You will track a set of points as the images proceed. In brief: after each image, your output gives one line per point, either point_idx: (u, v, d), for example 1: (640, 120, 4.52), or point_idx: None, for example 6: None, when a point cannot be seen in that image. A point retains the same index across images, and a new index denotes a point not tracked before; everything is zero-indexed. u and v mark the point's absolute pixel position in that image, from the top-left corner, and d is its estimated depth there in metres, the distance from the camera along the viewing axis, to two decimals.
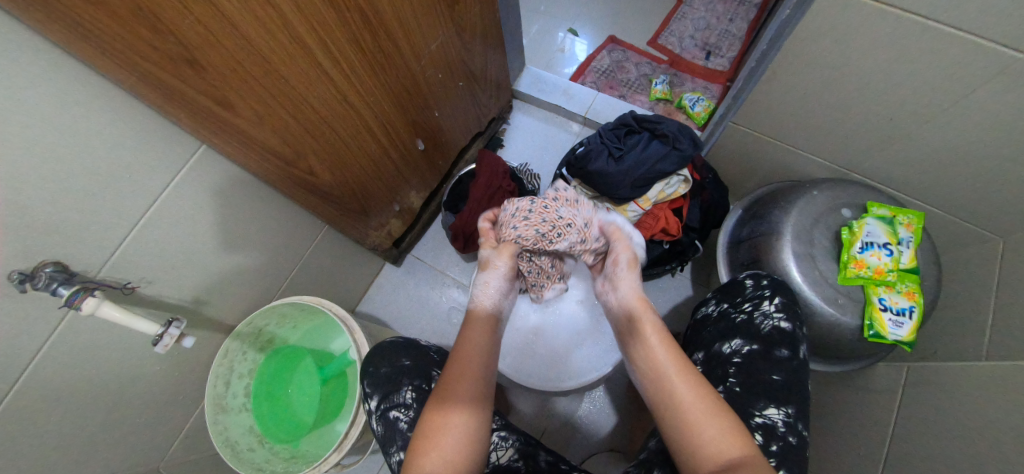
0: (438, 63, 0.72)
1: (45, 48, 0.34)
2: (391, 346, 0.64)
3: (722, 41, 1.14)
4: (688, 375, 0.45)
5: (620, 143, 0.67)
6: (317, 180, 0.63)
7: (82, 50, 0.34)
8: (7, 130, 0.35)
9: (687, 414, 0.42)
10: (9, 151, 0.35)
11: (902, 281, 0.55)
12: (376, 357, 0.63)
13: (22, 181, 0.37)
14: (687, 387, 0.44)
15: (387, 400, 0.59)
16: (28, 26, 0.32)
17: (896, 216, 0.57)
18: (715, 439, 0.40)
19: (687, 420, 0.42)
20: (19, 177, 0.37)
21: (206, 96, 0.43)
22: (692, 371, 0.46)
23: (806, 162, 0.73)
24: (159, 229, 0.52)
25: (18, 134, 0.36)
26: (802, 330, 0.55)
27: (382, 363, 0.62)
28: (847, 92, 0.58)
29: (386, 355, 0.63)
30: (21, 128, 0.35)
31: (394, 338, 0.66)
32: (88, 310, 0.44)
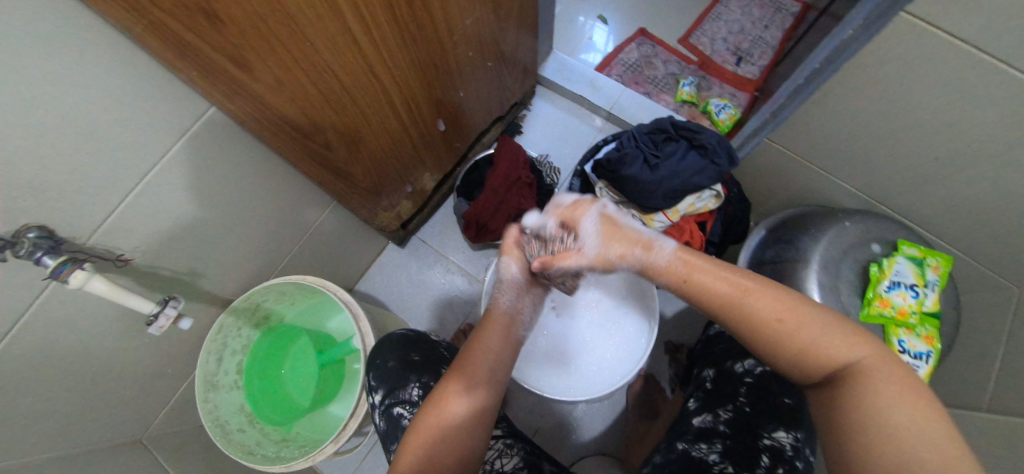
0: (471, 40, 0.66)
1: None
2: (400, 340, 0.62)
3: (754, 47, 1.09)
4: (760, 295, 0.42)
5: (657, 149, 0.63)
6: (334, 155, 0.59)
7: None
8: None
9: (771, 335, 0.40)
10: None
11: (922, 324, 0.55)
12: (385, 350, 0.61)
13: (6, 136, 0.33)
14: (760, 306, 0.41)
15: (393, 395, 0.57)
16: None
17: (926, 257, 0.56)
18: (814, 356, 0.38)
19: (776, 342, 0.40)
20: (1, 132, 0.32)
21: (220, 54, 0.38)
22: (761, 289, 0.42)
23: (837, 189, 0.71)
24: (156, 196, 0.47)
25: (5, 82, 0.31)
26: None
27: (390, 356, 0.60)
28: (896, 125, 0.56)
29: (395, 348, 0.61)
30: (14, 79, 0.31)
31: (403, 330, 0.64)
32: (76, 284, 0.40)
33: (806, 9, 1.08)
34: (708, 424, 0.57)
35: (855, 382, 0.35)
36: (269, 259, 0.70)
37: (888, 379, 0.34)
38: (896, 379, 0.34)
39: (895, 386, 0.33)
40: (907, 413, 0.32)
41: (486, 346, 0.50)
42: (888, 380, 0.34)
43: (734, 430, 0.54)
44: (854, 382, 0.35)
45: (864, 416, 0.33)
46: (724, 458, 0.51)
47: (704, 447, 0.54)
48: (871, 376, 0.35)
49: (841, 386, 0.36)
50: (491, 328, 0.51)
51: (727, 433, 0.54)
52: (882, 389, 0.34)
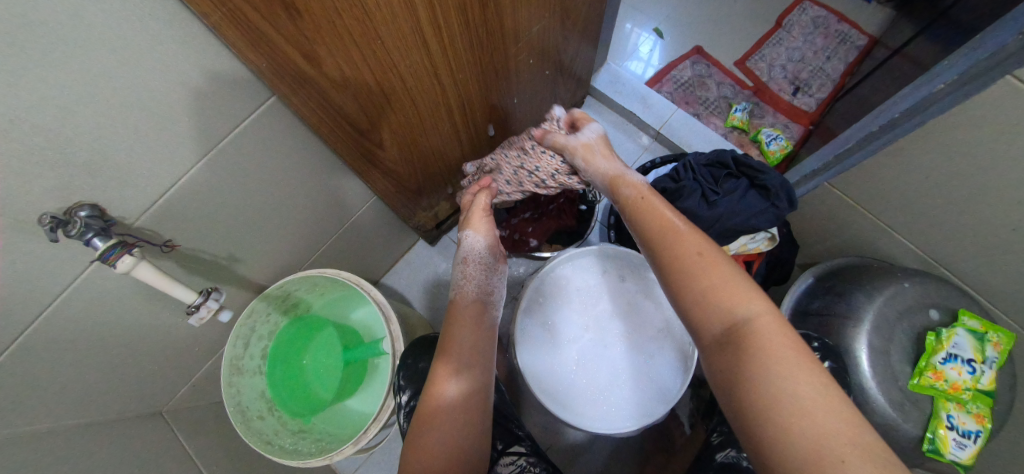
0: (534, 47, 0.64)
1: None
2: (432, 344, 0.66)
3: (814, 78, 1.04)
4: (687, 235, 0.44)
5: (715, 185, 0.61)
6: (384, 154, 0.57)
7: None
8: (66, 58, 0.29)
9: (684, 272, 0.41)
10: (66, 81, 0.30)
11: (975, 401, 0.52)
12: (417, 352, 0.64)
13: (70, 114, 0.32)
14: (683, 245, 0.43)
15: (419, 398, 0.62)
16: None
17: (987, 332, 0.52)
18: (715, 301, 0.38)
19: (686, 276, 0.41)
20: (66, 110, 0.31)
21: (294, 48, 0.37)
22: (688, 234, 0.44)
23: (897, 244, 0.67)
24: (207, 182, 0.46)
25: (79, 63, 0.30)
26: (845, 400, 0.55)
27: (421, 359, 0.64)
28: (975, 189, 0.53)
29: (426, 352, 0.65)
30: (85, 58, 0.30)
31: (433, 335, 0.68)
32: (123, 269, 0.39)
33: (874, 43, 1.03)
34: (731, 460, 0.58)
35: (750, 338, 0.36)
36: (305, 248, 0.69)
37: (782, 336, 0.35)
38: (784, 334, 0.35)
39: (785, 340, 0.34)
40: (799, 380, 0.32)
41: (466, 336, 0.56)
42: (779, 335, 0.35)
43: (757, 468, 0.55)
44: (744, 331, 0.36)
45: (756, 373, 0.34)
46: None
47: None
48: (767, 331, 0.35)
49: (735, 339, 0.36)
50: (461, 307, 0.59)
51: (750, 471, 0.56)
52: (774, 348, 0.34)
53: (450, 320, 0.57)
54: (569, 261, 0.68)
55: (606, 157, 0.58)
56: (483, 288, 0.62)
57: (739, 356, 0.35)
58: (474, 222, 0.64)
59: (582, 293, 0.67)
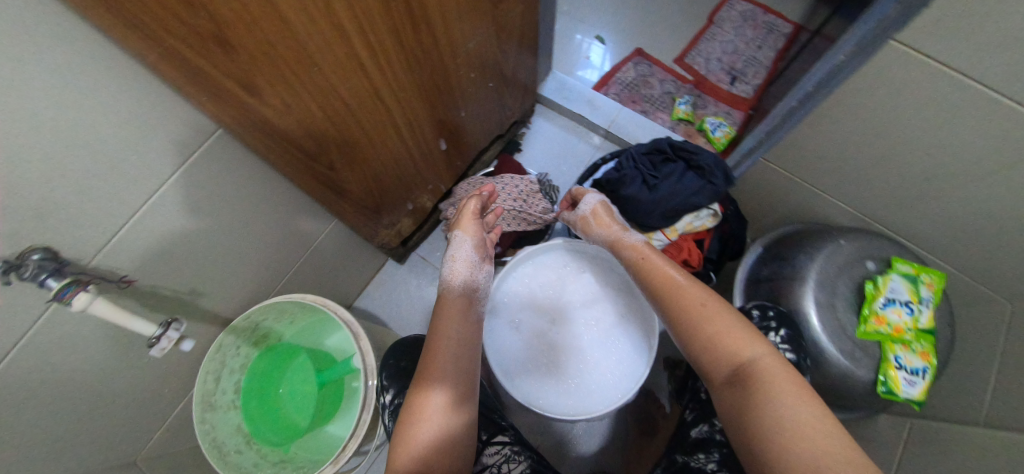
0: (473, 62, 0.68)
1: (68, 18, 0.30)
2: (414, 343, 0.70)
3: (748, 67, 1.12)
4: (690, 287, 0.51)
5: (655, 170, 0.65)
6: (336, 175, 0.59)
7: (100, 19, 0.30)
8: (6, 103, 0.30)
9: (694, 321, 0.48)
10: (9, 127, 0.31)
11: (918, 340, 0.56)
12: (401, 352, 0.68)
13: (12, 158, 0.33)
14: (688, 296, 0.50)
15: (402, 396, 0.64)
16: None
17: (919, 274, 0.57)
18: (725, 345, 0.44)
19: (693, 326, 0.48)
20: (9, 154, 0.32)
21: (232, 79, 0.39)
22: (693, 288, 0.51)
23: (833, 206, 0.72)
24: (158, 217, 0.47)
25: (19, 108, 0.31)
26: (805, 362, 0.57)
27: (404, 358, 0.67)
28: (886, 145, 0.57)
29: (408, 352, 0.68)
30: (25, 103, 0.31)
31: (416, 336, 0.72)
32: (79, 306, 0.40)
33: (797, 30, 1.12)
34: (706, 435, 0.59)
35: (755, 374, 0.41)
36: (270, 276, 0.70)
37: (783, 373, 0.41)
38: (784, 370, 0.41)
39: (785, 374, 0.40)
40: (798, 407, 0.38)
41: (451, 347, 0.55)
42: (781, 371, 0.41)
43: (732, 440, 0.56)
44: (748, 369, 0.42)
45: (759, 403, 0.39)
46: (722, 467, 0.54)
47: (702, 458, 0.56)
48: (770, 369, 0.41)
49: (742, 377, 0.42)
50: (443, 330, 0.56)
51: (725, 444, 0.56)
52: (775, 381, 0.40)
53: (431, 347, 0.54)
54: (528, 258, 0.70)
55: (601, 223, 0.63)
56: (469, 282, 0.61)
57: (746, 391, 0.41)
58: (464, 224, 0.66)
59: (545, 287, 0.69)
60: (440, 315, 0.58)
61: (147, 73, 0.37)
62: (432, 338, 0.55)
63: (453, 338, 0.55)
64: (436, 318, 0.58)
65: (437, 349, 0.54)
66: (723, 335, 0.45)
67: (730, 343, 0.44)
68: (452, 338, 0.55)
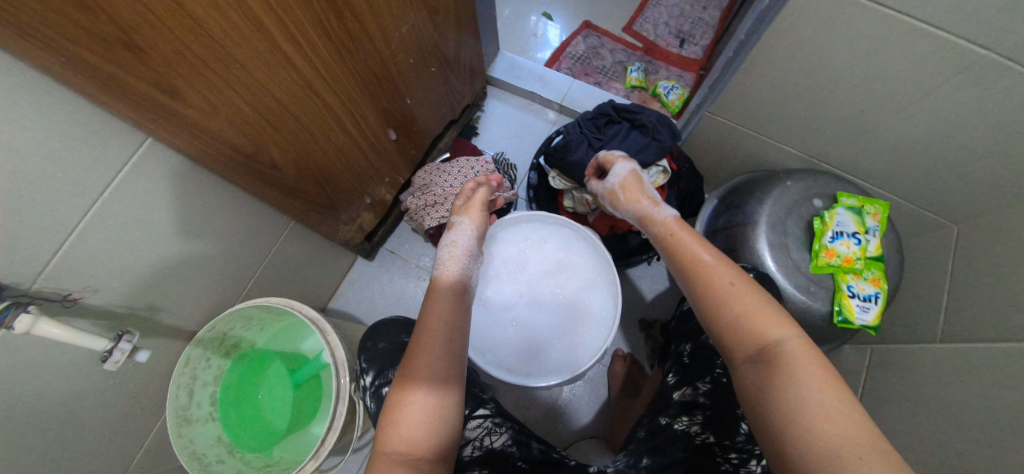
0: (409, 48, 0.68)
1: None
2: (392, 324, 0.67)
3: (695, 29, 1.13)
4: (717, 263, 0.45)
5: (600, 133, 0.66)
6: (281, 173, 0.59)
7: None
8: None
9: (719, 299, 0.42)
10: None
11: (869, 268, 0.58)
12: (378, 334, 0.65)
13: None
14: (717, 272, 0.44)
15: (382, 376, 0.60)
16: None
17: (864, 206, 0.60)
18: (752, 325, 0.39)
19: (718, 302, 0.42)
20: None
21: (150, 85, 0.38)
22: (721, 262, 0.45)
23: (779, 152, 0.74)
24: (101, 234, 0.47)
25: None
26: None
27: (381, 339, 0.64)
28: (819, 84, 0.59)
29: (385, 333, 0.65)
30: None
31: (394, 318, 0.69)
32: (22, 329, 0.39)
33: None
34: (689, 398, 0.55)
35: (783, 359, 0.37)
36: (231, 285, 0.69)
37: (814, 362, 0.36)
38: (816, 359, 0.36)
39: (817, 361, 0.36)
40: (824, 394, 0.34)
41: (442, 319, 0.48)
42: (813, 359, 0.36)
43: (715, 402, 0.53)
44: (777, 352, 0.37)
45: (783, 388, 0.35)
46: (704, 428, 0.52)
47: (685, 420, 0.54)
48: (799, 354, 0.37)
49: (769, 358, 0.38)
50: (434, 312, 0.48)
51: (707, 405, 0.53)
52: (803, 368, 0.36)
53: (422, 328, 0.47)
54: (493, 238, 0.71)
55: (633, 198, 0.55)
56: (469, 272, 0.56)
57: (771, 374, 0.37)
58: (470, 212, 0.62)
59: (508, 263, 0.70)
60: (433, 294, 0.51)
61: (59, 88, 0.37)
62: (424, 320, 0.48)
63: (446, 321, 0.48)
64: (427, 300, 0.51)
65: (429, 331, 0.46)
66: (753, 314, 0.40)
67: (759, 324, 0.39)
68: (444, 320, 0.48)
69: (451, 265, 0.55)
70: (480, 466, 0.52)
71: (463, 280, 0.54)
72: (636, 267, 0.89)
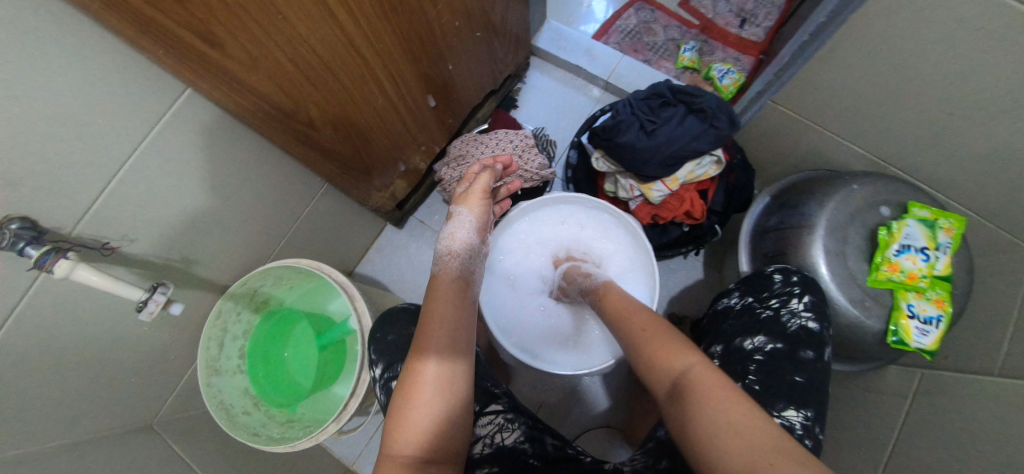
0: (456, 9, 0.63)
1: None
2: (401, 314, 0.64)
3: (759, 8, 1.03)
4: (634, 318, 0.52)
5: (653, 115, 0.61)
6: (318, 134, 0.57)
7: None
8: None
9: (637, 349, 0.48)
10: None
11: (933, 288, 0.53)
12: (385, 325, 0.63)
13: None
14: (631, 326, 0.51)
15: (391, 369, 0.58)
16: None
17: (937, 219, 0.54)
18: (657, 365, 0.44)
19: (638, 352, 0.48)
20: None
21: (191, 33, 0.36)
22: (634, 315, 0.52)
23: (846, 151, 0.68)
24: (139, 184, 0.46)
25: None
26: (828, 332, 0.53)
27: (389, 331, 0.62)
28: (910, 80, 0.52)
29: (394, 324, 0.63)
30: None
31: (404, 306, 0.67)
32: (62, 274, 0.38)
33: None
34: None
35: (690, 385, 0.41)
36: (263, 243, 0.70)
37: (718, 381, 0.40)
38: (716, 380, 0.40)
39: (716, 383, 0.39)
40: (725, 409, 0.37)
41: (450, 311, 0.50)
42: (713, 380, 0.40)
43: None
44: (685, 385, 0.41)
45: (694, 419, 0.38)
46: None
47: None
48: (704, 379, 0.40)
49: (681, 392, 0.41)
50: (438, 309, 0.49)
51: None
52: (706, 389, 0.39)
53: (427, 332, 0.47)
54: (528, 216, 0.69)
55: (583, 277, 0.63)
56: (470, 266, 0.57)
57: (680, 405, 0.40)
58: (470, 202, 0.61)
59: (544, 243, 0.69)
60: (434, 290, 0.52)
61: (105, 32, 0.35)
62: (426, 323, 0.48)
63: (449, 322, 0.48)
64: (428, 300, 0.51)
65: (432, 333, 0.47)
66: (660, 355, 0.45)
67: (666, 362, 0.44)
68: (447, 322, 0.48)
69: (451, 260, 0.55)
70: (490, 465, 0.52)
71: (463, 275, 0.55)
72: (670, 261, 0.86)
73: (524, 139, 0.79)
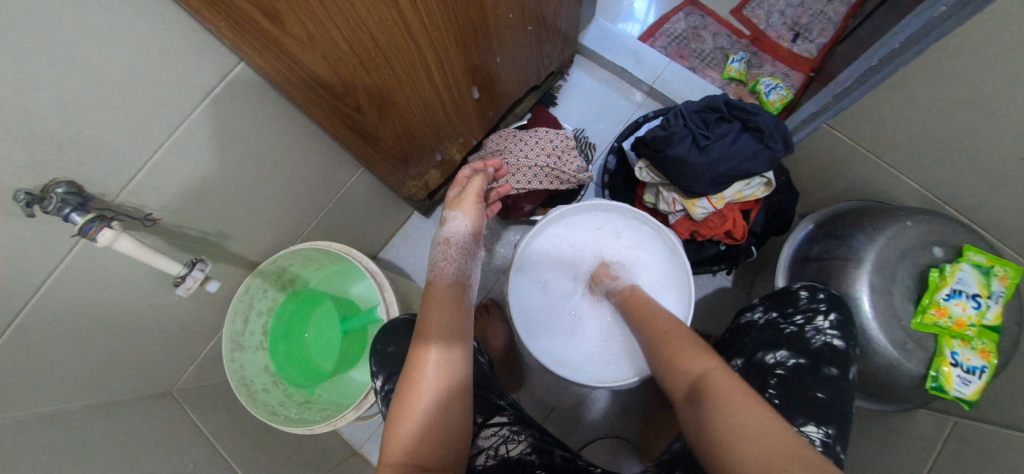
0: (513, 1, 0.61)
1: None
2: (402, 324, 0.60)
3: (815, 23, 0.99)
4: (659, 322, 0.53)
5: (707, 130, 0.60)
6: (362, 118, 0.55)
7: None
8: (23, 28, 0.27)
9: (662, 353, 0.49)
10: (33, 57, 0.28)
11: (980, 337, 0.51)
12: (385, 335, 0.60)
13: (38, 92, 0.30)
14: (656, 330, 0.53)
15: (392, 382, 0.56)
16: None
17: (993, 266, 0.51)
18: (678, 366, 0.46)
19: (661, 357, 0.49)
20: (35, 87, 0.30)
21: (256, 9, 0.34)
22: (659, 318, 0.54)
23: (900, 185, 0.65)
24: (184, 155, 0.45)
25: (45, 33, 0.28)
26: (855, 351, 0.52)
27: (388, 342, 0.59)
28: (986, 120, 0.50)
29: (393, 334, 0.59)
30: (39, 24, 0.27)
31: (403, 316, 0.63)
32: (105, 243, 0.38)
33: None
34: None
35: (706, 387, 0.41)
36: (295, 222, 0.69)
37: (737, 389, 0.40)
38: (732, 382, 0.41)
39: (731, 384, 0.40)
40: (739, 411, 0.37)
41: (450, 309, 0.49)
42: (731, 386, 0.40)
43: None
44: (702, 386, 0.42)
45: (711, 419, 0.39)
46: None
47: None
48: (719, 382, 0.41)
49: (698, 393, 0.42)
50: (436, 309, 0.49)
51: None
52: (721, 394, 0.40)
53: (421, 336, 0.46)
54: (557, 219, 0.67)
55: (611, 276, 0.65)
56: (466, 271, 0.55)
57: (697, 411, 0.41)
58: (464, 204, 0.58)
59: (578, 248, 0.68)
60: (432, 290, 0.51)
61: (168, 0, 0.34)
62: (422, 327, 0.47)
63: (446, 325, 0.47)
64: (425, 304, 0.50)
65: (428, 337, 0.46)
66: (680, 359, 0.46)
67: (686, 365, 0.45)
68: (442, 326, 0.47)
69: (447, 266, 0.54)
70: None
71: (458, 280, 0.53)
72: (699, 277, 0.84)
73: (566, 138, 0.77)
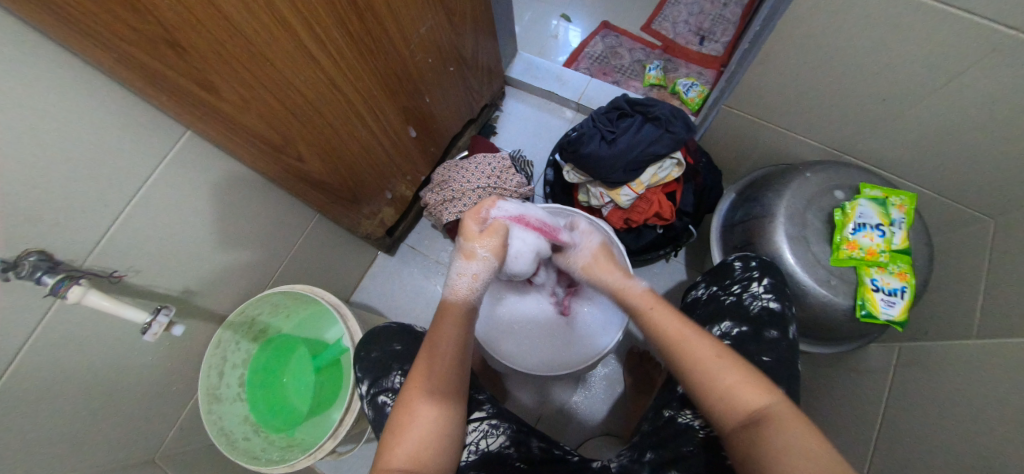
0: (428, 48, 0.70)
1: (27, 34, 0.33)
2: (383, 331, 0.63)
3: (716, 26, 1.12)
4: (699, 338, 0.43)
5: (613, 126, 0.67)
6: (307, 167, 0.62)
7: (67, 37, 0.32)
8: None
9: (705, 374, 0.40)
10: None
11: (894, 262, 0.56)
12: (368, 343, 0.62)
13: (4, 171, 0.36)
14: (697, 348, 0.42)
15: (377, 385, 0.57)
16: (17, 14, 0.31)
17: (889, 197, 0.57)
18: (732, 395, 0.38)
19: (703, 379, 0.40)
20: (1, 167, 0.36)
21: (192, 82, 0.41)
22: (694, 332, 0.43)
23: (801, 145, 0.72)
24: (144, 218, 0.51)
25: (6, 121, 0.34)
26: (792, 311, 0.52)
27: (373, 348, 0.61)
28: (839, 74, 0.57)
29: (376, 341, 0.61)
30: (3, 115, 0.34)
31: (387, 323, 0.65)
32: (75, 298, 0.42)
33: None
34: None
35: (767, 420, 0.36)
36: (260, 274, 0.74)
37: (792, 415, 0.36)
38: (798, 417, 0.36)
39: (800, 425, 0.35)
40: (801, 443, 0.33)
41: (455, 337, 0.47)
42: (797, 418, 0.35)
43: None
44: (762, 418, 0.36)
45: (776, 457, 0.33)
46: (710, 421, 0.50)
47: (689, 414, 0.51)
48: (783, 417, 0.36)
49: (756, 425, 0.36)
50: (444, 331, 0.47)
51: None
52: (788, 426, 0.35)
53: (418, 369, 0.44)
54: None
55: (607, 267, 0.56)
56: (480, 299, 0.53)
57: (760, 436, 0.35)
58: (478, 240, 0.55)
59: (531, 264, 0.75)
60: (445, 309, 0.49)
61: (111, 85, 0.40)
62: (427, 345, 0.46)
63: (447, 357, 0.45)
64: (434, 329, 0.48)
65: (435, 354, 0.45)
66: (731, 385, 0.38)
67: (743, 394, 0.38)
68: (449, 349, 0.46)
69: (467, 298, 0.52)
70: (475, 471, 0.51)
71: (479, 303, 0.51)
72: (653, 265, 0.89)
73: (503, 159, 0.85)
